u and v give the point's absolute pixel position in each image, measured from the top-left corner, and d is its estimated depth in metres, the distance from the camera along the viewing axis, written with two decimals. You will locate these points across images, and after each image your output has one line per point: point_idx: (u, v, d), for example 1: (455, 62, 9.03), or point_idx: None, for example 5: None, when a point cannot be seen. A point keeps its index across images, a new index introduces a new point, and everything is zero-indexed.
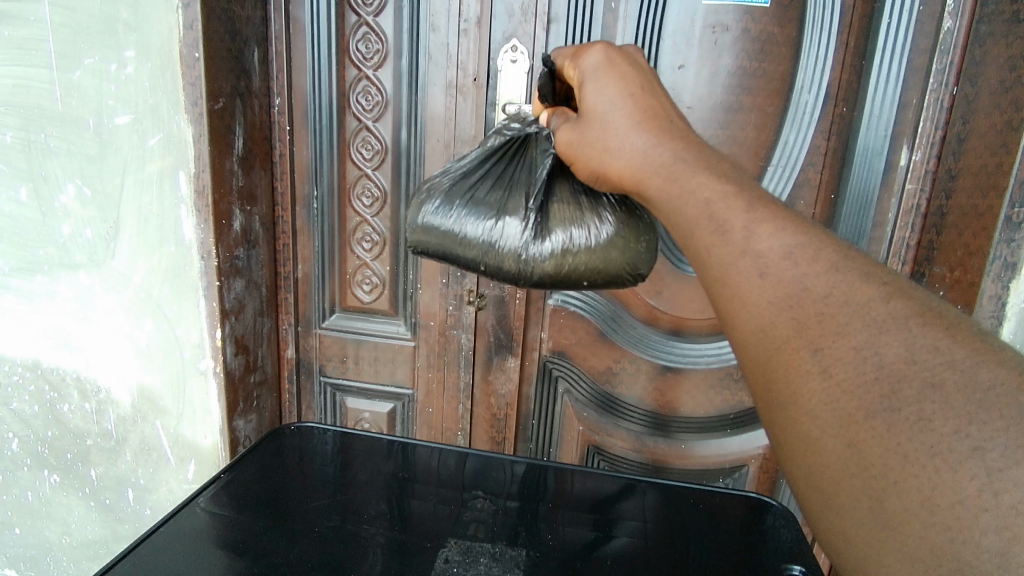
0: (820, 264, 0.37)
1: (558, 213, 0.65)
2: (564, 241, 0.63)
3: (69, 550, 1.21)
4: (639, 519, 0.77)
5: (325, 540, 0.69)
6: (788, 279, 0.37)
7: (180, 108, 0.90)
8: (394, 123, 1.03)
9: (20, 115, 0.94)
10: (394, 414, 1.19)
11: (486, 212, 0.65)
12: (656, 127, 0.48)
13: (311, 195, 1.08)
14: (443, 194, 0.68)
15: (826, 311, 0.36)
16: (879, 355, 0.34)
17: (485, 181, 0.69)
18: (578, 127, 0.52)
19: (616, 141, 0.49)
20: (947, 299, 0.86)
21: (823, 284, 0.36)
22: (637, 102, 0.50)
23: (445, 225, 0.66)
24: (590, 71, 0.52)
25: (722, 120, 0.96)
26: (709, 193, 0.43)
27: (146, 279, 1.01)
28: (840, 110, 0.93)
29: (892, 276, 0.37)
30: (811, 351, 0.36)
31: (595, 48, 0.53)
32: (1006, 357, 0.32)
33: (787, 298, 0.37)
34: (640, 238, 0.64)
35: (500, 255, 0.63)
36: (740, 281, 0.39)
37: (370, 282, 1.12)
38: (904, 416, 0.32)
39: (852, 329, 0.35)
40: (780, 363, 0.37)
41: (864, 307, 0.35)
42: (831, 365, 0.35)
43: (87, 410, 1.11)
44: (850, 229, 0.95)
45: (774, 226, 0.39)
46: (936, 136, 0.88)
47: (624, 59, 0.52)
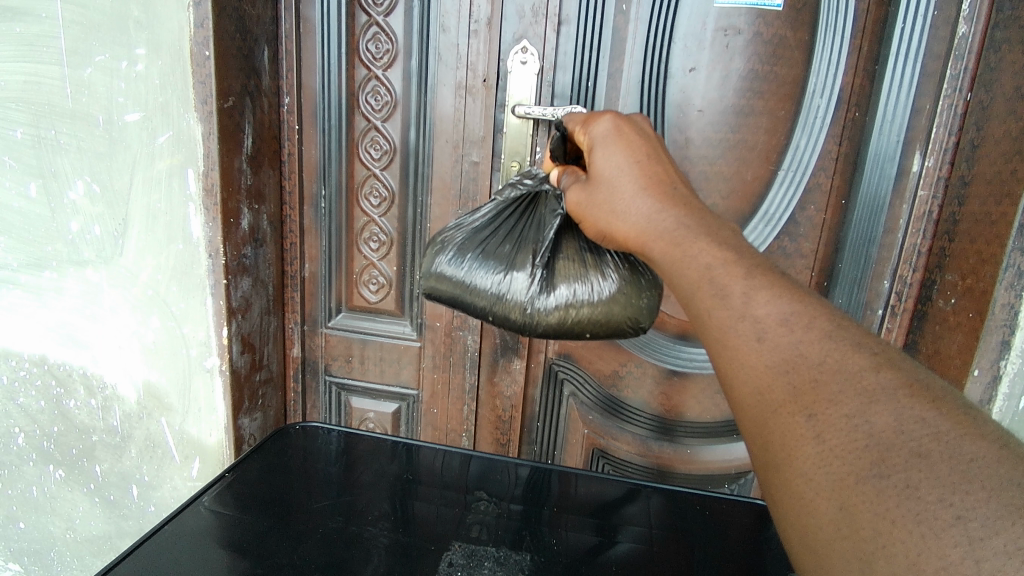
0: (814, 331, 0.40)
1: (563, 268, 0.69)
2: (569, 296, 0.67)
3: (73, 545, 1.22)
4: (644, 525, 0.77)
5: (328, 542, 0.69)
6: (784, 344, 0.40)
7: (189, 106, 0.90)
8: (403, 123, 1.03)
9: (30, 111, 0.94)
10: (399, 414, 1.19)
11: (496, 266, 0.69)
12: (659, 193, 0.52)
13: (319, 194, 1.08)
14: (457, 246, 0.72)
15: (821, 377, 0.38)
16: (870, 423, 0.35)
17: (497, 234, 0.73)
18: (587, 188, 0.57)
19: (622, 204, 0.53)
20: (960, 307, 0.85)
21: (817, 351, 0.39)
22: (642, 169, 0.54)
23: (458, 275, 0.70)
24: (600, 137, 0.57)
25: (733, 124, 0.95)
26: (711, 258, 0.46)
27: (153, 276, 1.01)
28: (852, 115, 0.92)
29: (882, 346, 0.39)
30: (806, 416, 0.37)
31: (605, 117, 0.59)
32: (988, 430, 0.33)
33: (784, 363, 0.39)
34: (641, 294, 0.67)
35: (508, 306, 0.67)
36: (738, 344, 0.41)
37: (377, 282, 1.12)
38: (892, 482, 0.33)
39: (844, 396, 0.36)
40: (777, 424, 0.39)
41: (855, 376, 0.37)
42: (824, 431, 0.36)
43: (93, 406, 1.11)
44: (861, 233, 0.95)
45: (771, 293, 0.42)
46: (950, 142, 0.87)
47: (631, 127, 0.57)
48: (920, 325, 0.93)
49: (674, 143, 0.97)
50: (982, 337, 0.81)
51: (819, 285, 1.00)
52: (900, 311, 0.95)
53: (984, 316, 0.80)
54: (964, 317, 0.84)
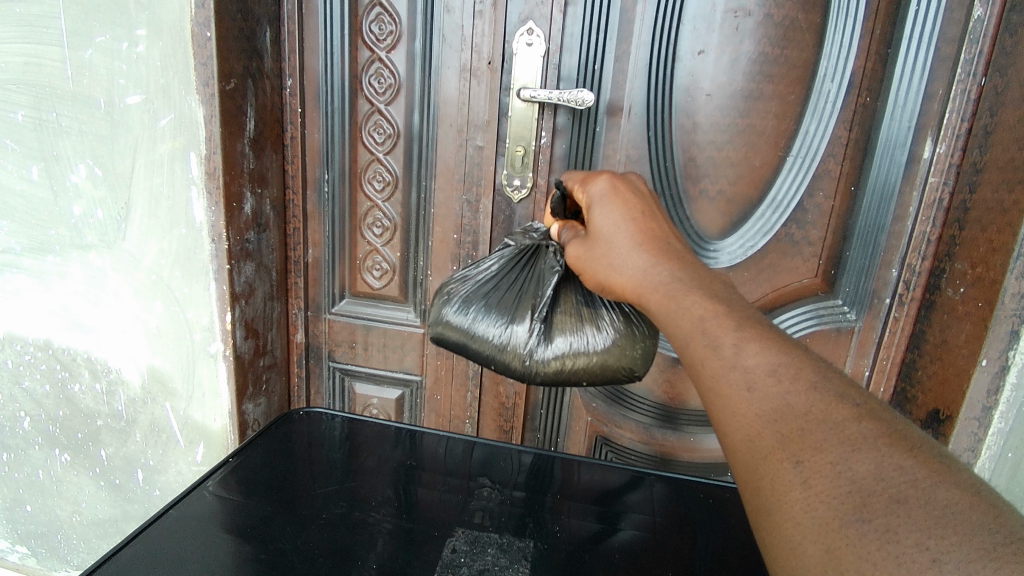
0: (801, 382, 0.43)
1: (562, 323, 0.71)
2: (567, 347, 0.69)
3: (79, 528, 1.23)
4: (648, 513, 0.76)
5: (332, 527, 0.69)
6: (773, 394, 0.43)
7: (191, 89, 0.89)
8: (406, 107, 1.02)
9: (31, 93, 0.94)
10: (402, 401, 1.19)
11: (498, 318, 0.72)
12: (654, 248, 0.56)
13: (323, 178, 1.07)
14: (462, 298, 0.76)
15: (807, 426, 0.40)
16: (852, 470, 0.37)
17: (499, 286, 0.76)
18: (586, 244, 0.61)
19: (620, 258, 0.57)
20: (970, 297, 0.84)
21: (804, 401, 0.42)
22: (638, 226, 0.58)
23: (461, 325, 0.74)
24: (597, 196, 0.61)
25: (742, 108, 0.94)
26: (703, 310, 0.49)
27: (156, 260, 1.00)
28: (863, 100, 0.90)
29: (864, 397, 0.42)
30: (793, 463, 0.40)
31: (602, 176, 0.63)
32: (961, 478, 0.36)
33: (774, 412, 0.42)
34: (636, 345, 0.69)
35: (509, 356, 0.70)
36: (730, 394, 0.44)
37: (381, 269, 1.11)
38: (873, 526, 0.35)
39: (828, 445, 0.39)
40: (767, 471, 0.41)
41: (839, 425, 0.40)
42: (810, 477, 0.39)
43: (97, 390, 1.11)
44: (870, 221, 0.93)
45: (760, 345, 0.45)
46: (962, 128, 0.86)
47: (626, 186, 0.61)
48: (927, 314, 0.92)
49: (680, 128, 0.96)
50: (990, 327, 0.80)
51: (827, 274, 0.98)
52: (908, 300, 0.94)
53: (992, 306, 0.79)
54: (973, 306, 0.83)
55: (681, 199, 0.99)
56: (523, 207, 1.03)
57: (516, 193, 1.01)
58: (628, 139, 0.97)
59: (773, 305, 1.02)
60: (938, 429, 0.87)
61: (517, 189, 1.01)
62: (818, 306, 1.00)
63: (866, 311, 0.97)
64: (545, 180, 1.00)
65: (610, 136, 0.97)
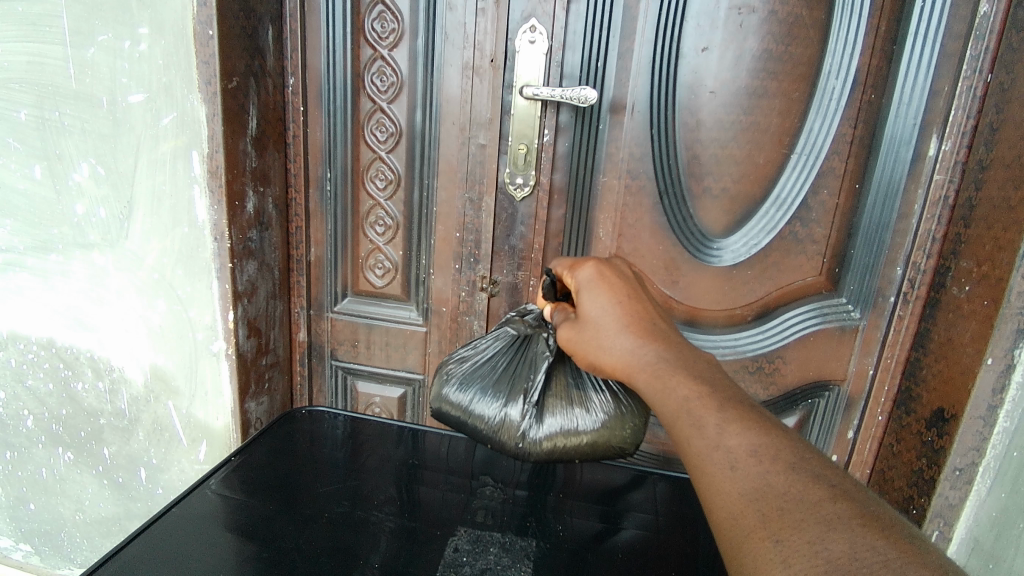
0: (779, 463, 0.45)
1: (555, 404, 0.75)
2: (557, 427, 0.74)
3: (82, 526, 1.24)
4: (651, 512, 0.76)
5: (334, 526, 0.69)
6: (754, 474, 0.45)
7: (193, 87, 0.89)
8: (409, 104, 1.01)
9: (34, 92, 0.94)
10: (405, 399, 1.19)
11: (494, 399, 0.77)
12: (639, 330, 0.59)
13: (324, 177, 1.07)
14: (461, 379, 0.80)
15: (786, 506, 0.42)
16: (828, 549, 0.39)
17: (494, 367, 0.80)
18: (575, 326, 0.64)
19: (608, 340, 0.60)
20: (976, 294, 0.83)
21: (782, 482, 0.44)
22: (624, 309, 0.61)
23: (461, 405, 0.79)
24: (585, 282, 0.65)
25: (746, 106, 0.93)
26: (687, 392, 0.52)
27: (158, 259, 1.00)
28: (868, 97, 0.90)
29: (839, 479, 0.44)
30: (774, 542, 0.41)
31: (588, 263, 0.67)
32: (930, 559, 0.37)
33: (755, 491, 0.44)
34: (624, 426, 0.73)
35: (504, 437, 0.75)
36: (714, 472, 0.46)
37: (383, 267, 1.11)
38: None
39: (806, 524, 0.41)
40: (749, 549, 0.42)
41: (816, 505, 0.42)
42: (789, 556, 0.40)
43: (100, 389, 1.11)
44: (873, 219, 0.93)
45: (741, 426, 0.48)
46: (968, 125, 0.85)
47: (611, 272, 0.66)
48: (932, 312, 0.92)
49: (684, 125, 0.95)
50: (996, 325, 0.79)
51: (831, 271, 0.98)
52: (912, 298, 0.94)
53: (998, 304, 0.79)
54: (978, 305, 0.82)
55: (685, 197, 0.98)
56: (526, 205, 1.02)
57: (518, 191, 1.01)
58: (631, 136, 0.97)
59: (776, 303, 1.01)
60: (943, 428, 0.87)
61: (520, 187, 1.01)
62: (821, 304, 0.99)
63: (870, 309, 0.97)
64: (547, 177, 1.00)
65: (613, 134, 0.97)
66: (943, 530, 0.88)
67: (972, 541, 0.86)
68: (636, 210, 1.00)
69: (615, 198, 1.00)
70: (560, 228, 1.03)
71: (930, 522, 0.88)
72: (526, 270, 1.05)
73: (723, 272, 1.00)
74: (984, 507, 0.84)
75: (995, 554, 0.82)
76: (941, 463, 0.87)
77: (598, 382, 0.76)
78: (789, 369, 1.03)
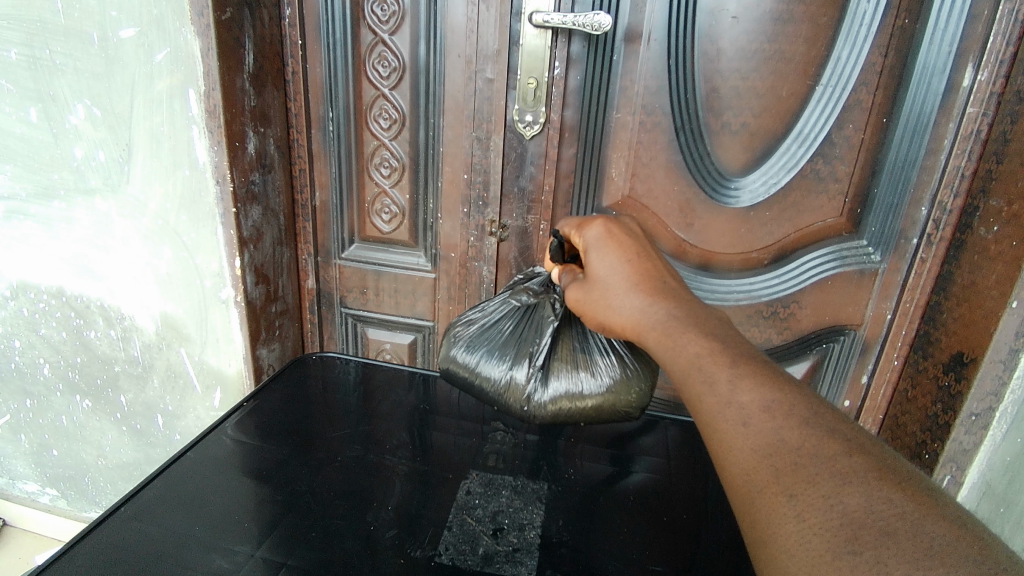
0: (793, 418, 0.42)
1: (561, 367, 0.74)
2: (562, 390, 0.73)
3: (105, 470, 1.27)
4: (661, 455, 0.76)
5: (348, 469, 0.69)
6: (767, 430, 0.42)
7: (185, 19, 0.85)
8: (411, 36, 0.97)
9: (23, 30, 0.90)
10: (415, 346, 1.19)
11: (500, 362, 0.76)
12: (649, 287, 0.57)
13: (327, 116, 1.04)
14: (468, 340, 0.79)
15: (800, 461, 0.40)
16: (843, 502, 0.36)
17: (502, 329, 0.79)
18: (584, 287, 0.62)
19: (616, 300, 0.58)
20: (1004, 235, 0.79)
21: (796, 436, 0.41)
22: (634, 267, 0.59)
23: (468, 367, 0.78)
24: (593, 241, 0.63)
25: (769, 32, 0.88)
26: (698, 349, 0.49)
27: (161, 205, 0.99)
28: (902, 22, 0.84)
29: (856, 433, 0.41)
30: (787, 497, 0.39)
31: (596, 222, 0.65)
32: (949, 511, 0.35)
33: (768, 447, 0.41)
34: (630, 391, 0.71)
35: (510, 399, 0.74)
36: (726, 429, 0.44)
37: (389, 212, 1.09)
38: (864, 558, 0.33)
39: (820, 478, 0.38)
40: (761, 504, 0.40)
41: (831, 459, 0.39)
42: (804, 510, 0.37)
43: (113, 336, 1.12)
44: (901, 156, 0.89)
45: (754, 382, 0.45)
46: (1007, 52, 0.80)
47: (620, 229, 0.63)
48: (956, 254, 0.88)
49: (703, 55, 0.90)
50: None
51: (852, 212, 0.94)
52: (936, 240, 0.90)
53: None
54: (1006, 246, 0.79)
55: (702, 134, 0.94)
56: (535, 144, 0.98)
57: (527, 129, 0.97)
58: (646, 68, 0.92)
59: (795, 246, 0.98)
60: (960, 372, 0.85)
61: (529, 125, 0.97)
62: (841, 246, 0.96)
63: (891, 252, 0.93)
64: (558, 114, 0.96)
65: (627, 66, 0.92)
66: (955, 475, 0.87)
67: (983, 485, 0.86)
68: (651, 148, 0.96)
69: (629, 135, 0.96)
70: (570, 168, 1.00)
71: (941, 467, 0.87)
72: (536, 214, 1.03)
73: (741, 214, 0.97)
74: (999, 452, 0.84)
75: (1008, 498, 0.83)
76: (956, 408, 0.85)
77: (604, 344, 0.74)
78: (805, 313, 1.01)
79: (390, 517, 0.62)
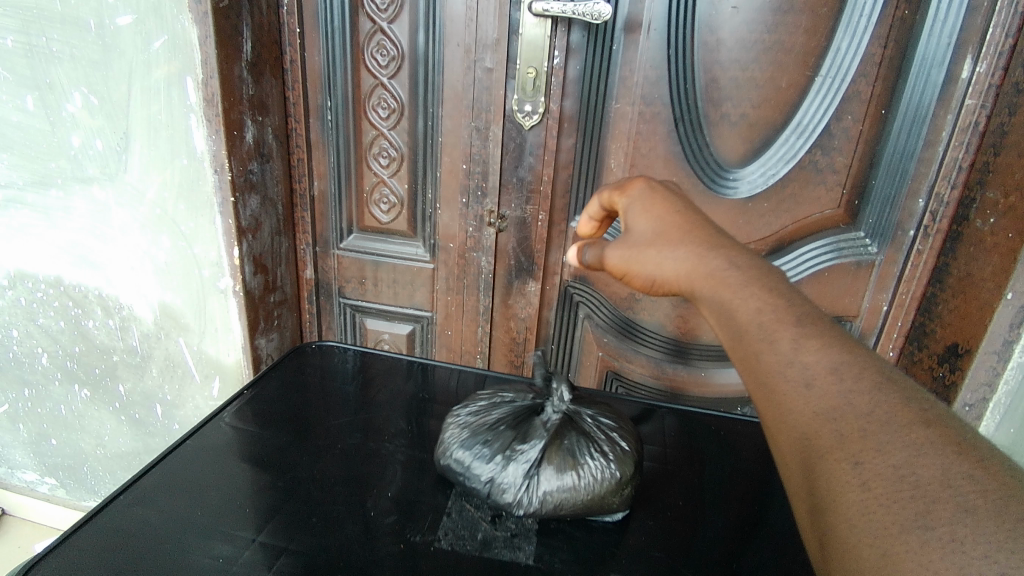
0: (863, 381, 0.34)
1: (553, 448, 0.65)
2: (544, 468, 0.63)
3: (104, 460, 1.28)
4: (659, 444, 0.77)
5: (347, 456, 0.69)
6: (834, 393, 0.34)
7: (183, 7, 0.85)
8: (410, 25, 0.96)
9: (19, 17, 0.90)
10: (413, 336, 1.19)
11: (497, 422, 0.69)
12: (703, 238, 0.45)
13: (325, 106, 1.04)
14: (476, 402, 0.73)
15: (869, 427, 0.32)
16: (917, 474, 0.29)
17: (511, 403, 0.72)
18: (623, 245, 0.50)
19: (661, 254, 0.46)
20: (1001, 227, 0.80)
21: (865, 401, 0.33)
22: (684, 221, 0.48)
23: (462, 419, 0.70)
24: (634, 203, 0.53)
25: (769, 23, 0.88)
26: None
27: (160, 194, 0.98)
28: (902, 13, 0.83)
29: (933, 403, 0.33)
30: (852, 464, 0.31)
31: (638, 184, 0.54)
32: None
33: (830, 409, 0.33)
34: (615, 491, 0.61)
35: (486, 457, 0.64)
36: (782, 390, 0.36)
37: (388, 202, 1.09)
38: (938, 534, 0.27)
39: (892, 447, 0.31)
40: (819, 470, 0.33)
41: (906, 427, 0.31)
42: (871, 479, 0.30)
43: (111, 326, 1.12)
44: (899, 148, 0.89)
45: None
46: (1006, 44, 0.80)
47: (666, 191, 0.53)
48: (953, 246, 0.89)
49: (703, 45, 0.90)
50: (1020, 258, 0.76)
51: (850, 204, 0.95)
52: (933, 232, 0.90)
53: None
54: (1003, 238, 0.79)
55: (702, 125, 0.94)
56: (534, 134, 0.98)
57: (527, 119, 0.97)
58: (647, 58, 0.92)
59: (793, 237, 0.98)
60: (955, 363, 0.86)
61: (528, 115, 0.97)
62: (838, 237, 0.96)
63: (888, 244, 0.94)
64: (558, 104, 0.96)
65: (627, 55, 0.92)
66: None
67: None
68: (650, 139, 0.96)
69: (628, 126, 0.96)
70: (569, 159, 1.00)
71: None
72: (535, 204, 1.02)
73: (739, 205, 0.97)
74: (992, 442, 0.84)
75: None
76: (950, 399, 0.86)
77: (612, 431, 0.67)
78: None
79: (389, 504, 0.62)
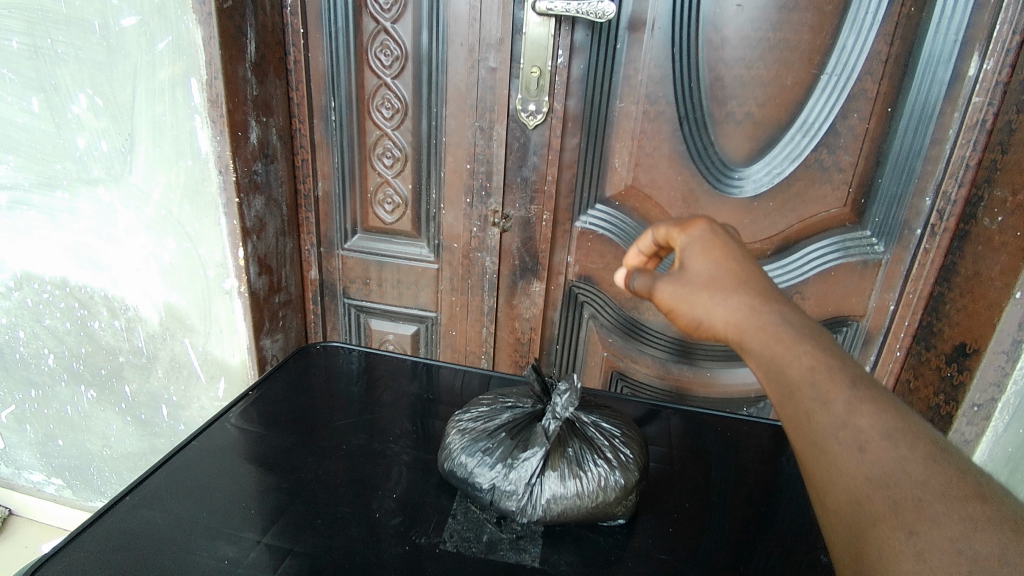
0: (918, 450, 0.33)
1: (556, 452, 0.64)
2: (548, 472, 0.62)
3: (110, 460, 1.28)
4: (665, 445, 0.76)
5: (352, 457, 0.69)
6: (888, 460, 0.33)
7: (187, 8, 0.85)
8: (414, 25, 0.96)
9: (24, 19, 0.90)
10: (418, 336, 1.19)
11: (498, 427, 0.68)
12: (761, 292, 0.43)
13: (329, 106, 1.04)
14: (478, 407, 0.72)
15: (925, 497, 0.31)
16: (975, 550, 0.28)
17: (512, 407, 0.71)
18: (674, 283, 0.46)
19: (718, 301, 0.43)
20: (1008, 225, 0.79)
21: (920, 471, 0.32)
22: (742, 270, 0.45)
23: (463, 425, 0.69)
24: (692, 240, 0.49)
25: (774, 21, 0.87)
26: None
27: (165, 194, 0.99)
28: (908, 10, 0.83)
29: (987, 476, 0.32)
30: (906, 534, 0.30)
31: (699, 221, 0.50)
32: None
33: (885, 477, 0.33)
34: (621, 497, 0.61)
35: (489, 462, 0.63)
36: (834, 452, 0.35)
37: (392, 203, 1.09)
38: None
39: (948, 519, 0.30)
40: (872, 539, 0.32)
41: (963, 501, 0.30)
42: (926, 551, 0.29)
43: (117, 327, 1.12)
44: (905, 146, 0.88)
45: None
46: (1014, 41, 0.79)
47: (726, 233, 0.49)
48: (960, 245, 0.88)
49: (708, 44, 0.90)
50: None
51: (856, 203, 0.94)
52: (940, 231, 0.90)
53: None
54: (1011, 237, 0.78)
55: (707, 125, 0.94)
56: (538, 134, 0.98)
57: (531, 119, 0.97)
58: (651, 57, 0.91)
59: (799, 237, 0.98)
60: (963, 363, 0.85)
61: (532, 115, 0.96)
62: (844, 237, 0.96)
63: (895, 243, 0.93)
64: (561, 104, 0.96)
65: (631, 54, 0.92)
66: None
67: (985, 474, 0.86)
68: (654, 138, 0.96)
69: (632, 125, 0.96)
70: (573, 158, 0.99)
71: None
72: (539, 204, 1.02)
73: (744, 204, 0.96)
74: (1001, 443, 0.83)
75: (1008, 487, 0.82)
76: (959, 399, 0.85)
77: (615, 437, 0.67)
78: (808, 304, 1.00)
79: (393, 505, 0.62)
